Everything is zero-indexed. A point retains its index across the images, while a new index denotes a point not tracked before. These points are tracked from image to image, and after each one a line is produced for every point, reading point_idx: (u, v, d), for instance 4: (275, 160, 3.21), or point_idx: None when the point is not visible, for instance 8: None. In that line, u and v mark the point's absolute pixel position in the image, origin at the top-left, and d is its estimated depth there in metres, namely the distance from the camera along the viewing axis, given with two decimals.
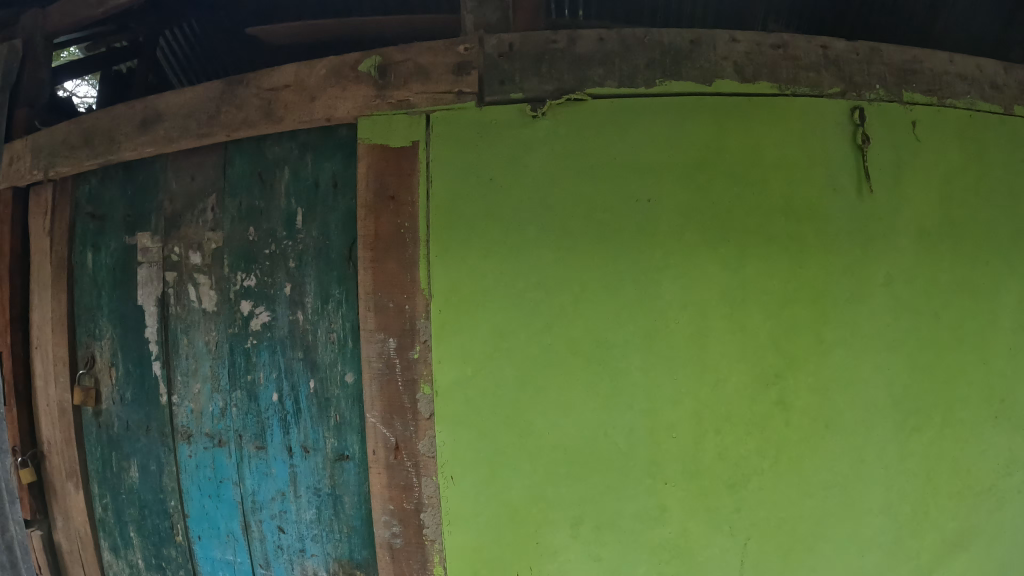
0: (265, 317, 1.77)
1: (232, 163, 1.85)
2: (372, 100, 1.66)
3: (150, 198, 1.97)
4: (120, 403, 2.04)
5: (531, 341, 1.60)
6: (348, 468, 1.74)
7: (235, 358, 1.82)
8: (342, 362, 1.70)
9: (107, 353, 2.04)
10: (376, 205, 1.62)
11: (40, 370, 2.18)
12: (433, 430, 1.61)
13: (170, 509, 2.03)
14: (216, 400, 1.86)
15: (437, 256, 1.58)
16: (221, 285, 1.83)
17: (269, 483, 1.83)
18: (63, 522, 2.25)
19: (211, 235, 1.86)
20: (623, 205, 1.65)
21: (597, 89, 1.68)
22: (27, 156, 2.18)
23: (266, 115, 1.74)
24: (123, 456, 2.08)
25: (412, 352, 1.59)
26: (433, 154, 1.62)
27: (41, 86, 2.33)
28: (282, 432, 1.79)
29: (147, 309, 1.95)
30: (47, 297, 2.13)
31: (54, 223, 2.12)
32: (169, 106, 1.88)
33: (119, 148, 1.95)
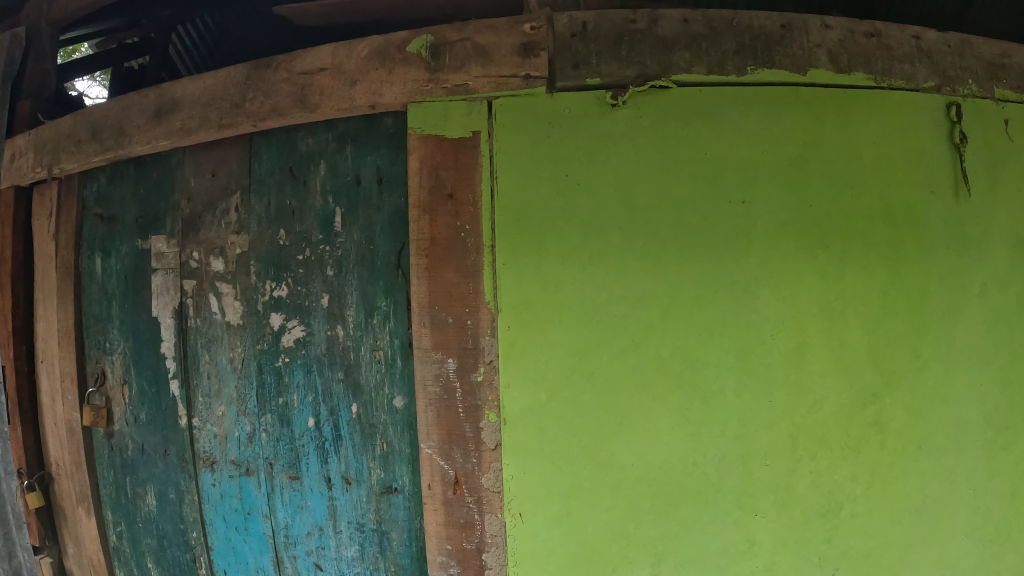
0: (300, 332, 1.50)
1: (259, 157, 1.57)
2: (424, 85, 1.44)
3: (166, 198, 1.67)
4: (134, 425, 1.73)
5: (616, 360, 1.40)
6: (396, 503, 1.50)
7: (264, 378, 1.54)
8: (389, 384, 1.45)
9: (118, 370, 1.74)
10: (431, 203, 1.39)
11: (46, 387, 1.87)
12: (498, 462, 1.41)
13: (191, 541, 1.71)
14: (243, 424, 1.58)
15: (505, 264, 1.37)
16: (247, 295, 1.54)
17: (304, 517, 1.56)
18: (74, 549, 1.92)
19: (235, 238, 1.56)
20: (713, 206, 1.46)
21: (682, 76, 1.48)
22: (30, 152, 1.88)
23: (298, 102, 1.49)
24: (139, 482, 1.75)
25: (475, 375, 1.38)
26: (496, 147, 1.41)
27: (45, 76, 2.10)
28: (319, 461, 1.53)
29: (162, 322, 1.65)
30: (53, 307, 1.82)
31: (60, 226, 1.82)
32: (187, 94, 1.59)
33: (129, 143, 1.66)
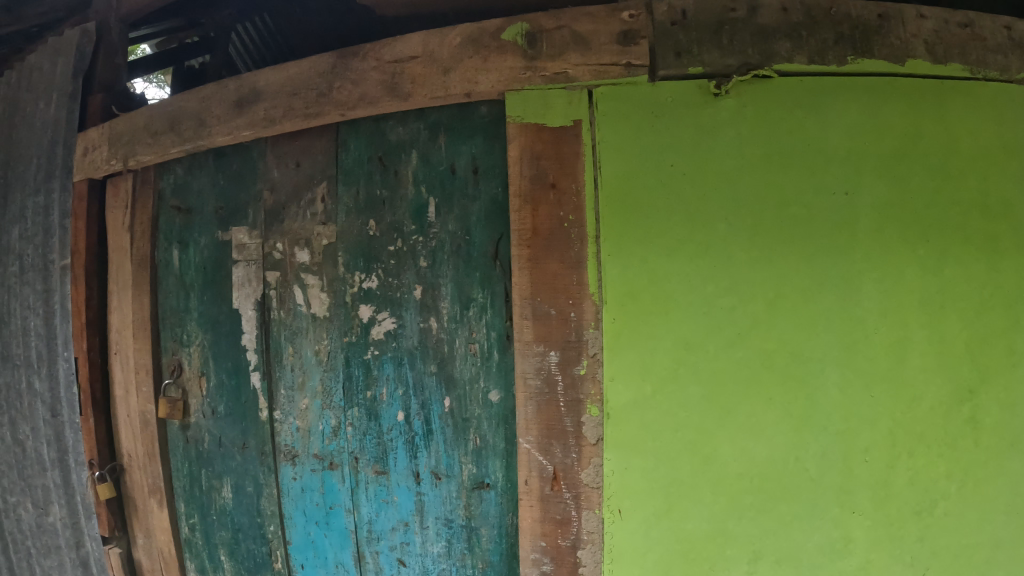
0: (390, 325, 1.45)
1: (346, 147, 1.51)
2: (522, 72, 1.39)
3: (247, 188, 1.60)
4: (211, 417, 1.64)
5: (722, 353, 1.37)
6: (488, 498, 1.45)
7: (352, 370, 1.48)
8: (485, 378, 1.40)
9: (196, 362, 1.64)
10: (532, 194, 1.36)
11: (119, 378, 1.74)
12: (598, 457, 1.38)
13: (268, 534, 1.62)
14: (328, 417, 1.51)
15: (609, 255, 1.34)
16: (335, 286, 1.48)
17: (390, 513, 1.50)
18: (145, 540, 1.77)
19: (321, 229, 1.50)
20: (817, 198, 1.41)
21: (784, 65, 1.43)
22: (105, 144, 1.76)
23: (389, 91, 1.43)
24: (214, 474, 1.66)
25: (577, 368, 1.35)
26: (600, 137, 1.37)
27: (118, 71, 1.93)
28: (407, 456, 1.47)
29: (243, 314, 1.57)
30: (128, 301, 1.71)
31: (135, 217, 1.72)
32: (271, 83, 1.52)
33: (209, 134, 1.57)
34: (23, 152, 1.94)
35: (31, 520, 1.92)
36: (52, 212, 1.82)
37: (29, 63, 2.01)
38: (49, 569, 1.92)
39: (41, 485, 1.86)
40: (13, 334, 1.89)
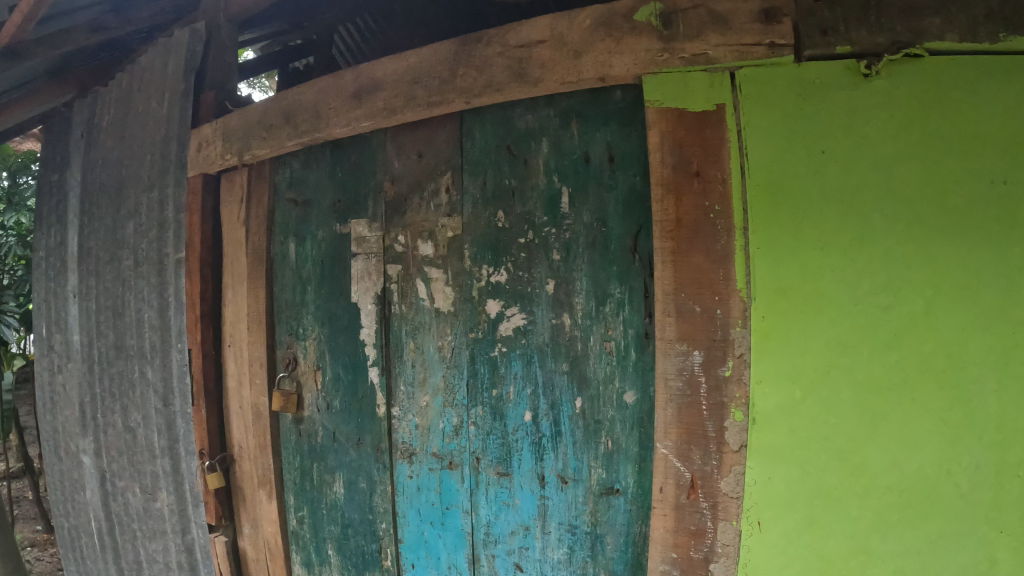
0: (520, 320, 1.25)
1: (471, 137, 1.29)
2: (658, 54, 1.15)
3: (367, 180, 1.40)
4: (325, 412, 1.44)
5: (875, 360, 1.06)
6: (618, 505, 1.23)
7: (476, 367, 1.28)
8: (620, 377, 1.20)
9: (312, 355, 1.45)
10: (675, 182, 1.15)
11: (231, 370, 1.56)
12: (740, 464, 1.12)
13: (378, 531, 1.41)
14: (450, 414, 1.31)
15: (759, 249, 1.10)
16: (460, 280, 1.29)
17: (511, 516, 1.29)
18: (251, 529, 1.56)
19: (446, 220, 1.31)
20: (982, 180, 1.05)
21: (937, 43, 1.09)
22: (217, 140, 1.53)
23: (517, 77, 1.22)
24: (326, 468, 1.45)
25: (722, 368, 1.12)
26: (744, 120, 1.11)
27: (229, 69, 1.64)
28: (533, 458, 1.26)
29: (362, 309, 1.38)
30: (242, 294, 1.53)
31: (249, 212, 1.53)
32: (390, 70, 1.31)
33: (327, 126, 1.36)
34: (134, 149, 1.65)
35: (138, 505, 1.70)
36: (166, 204, 1.55)
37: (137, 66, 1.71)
38: (155, 554, 1.68)
39: (149, 471, 1.64)
40: (127, 324, 1.65)
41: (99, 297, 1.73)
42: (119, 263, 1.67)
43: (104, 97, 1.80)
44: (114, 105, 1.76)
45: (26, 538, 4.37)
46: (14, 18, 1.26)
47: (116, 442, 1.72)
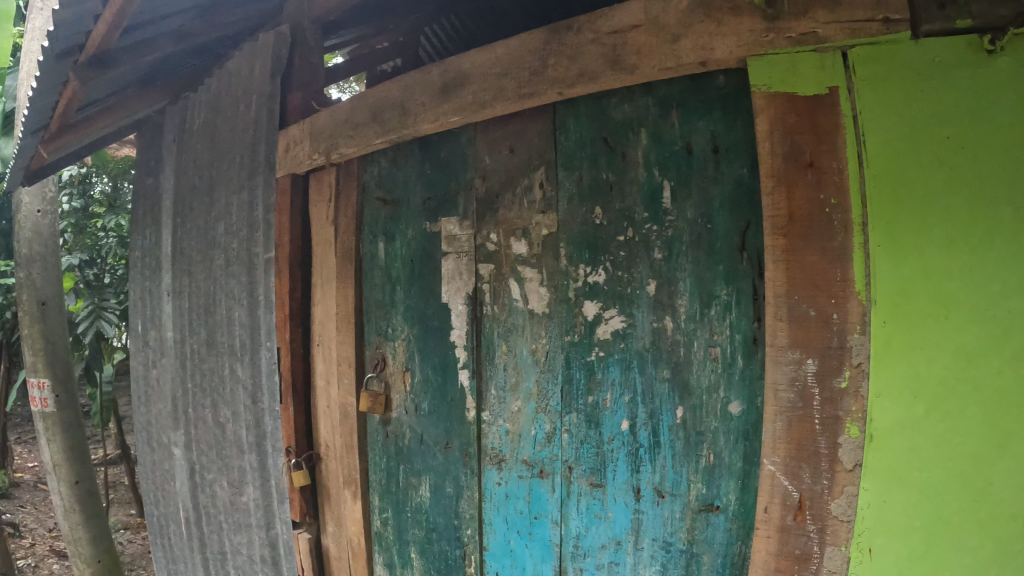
0: (619, 322, 1.17)
1: (565, 129, 1.23)
2: (763, 35, 1.01)
3: (456, 176, 1.35)
4: (413, 415, 1.42)
5: (1011, 375, 0.89)
6: (719, 524, 1.12)
7: (572, 373, 1.21)
8: (726, 387, 1.10)
9: (401, 356, 1.43)
10: (787, 171, 1.01)
11: (320, 369, 1.58)
12: (854, 487, 0.98)
13: (464, 537, 1.36)
14: (542, 421, 1.24)
15: (879, 247, 0.94)
16: (557, 280, 1.23)
17: (602, 530, 1.21)
18: (334, 528, 1.57)
19: (541, 218, 1.24)
20: None
21: None
22: (305, 139, 1.53)
23: (612, 64, 1.13)
24: (413, 471, 1.42)
25: (838, 380, 0.99)
26: (861, 104, 0.96)
27: (316, 72, 1.58)
28: (628, 469, 1.18)
29: (453, 310, 1.34)
30: (331, 293, 1.54)
31: (339, 211, 1.53)
32: (477, 62, 1.26)
33: (416, 122, 1.33)
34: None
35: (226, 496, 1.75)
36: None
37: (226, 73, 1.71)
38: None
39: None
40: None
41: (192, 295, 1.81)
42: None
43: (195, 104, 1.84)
44: (202, 110, 1.67)
45: (120, 520, 4.64)
46: (99, 28, 1.26)
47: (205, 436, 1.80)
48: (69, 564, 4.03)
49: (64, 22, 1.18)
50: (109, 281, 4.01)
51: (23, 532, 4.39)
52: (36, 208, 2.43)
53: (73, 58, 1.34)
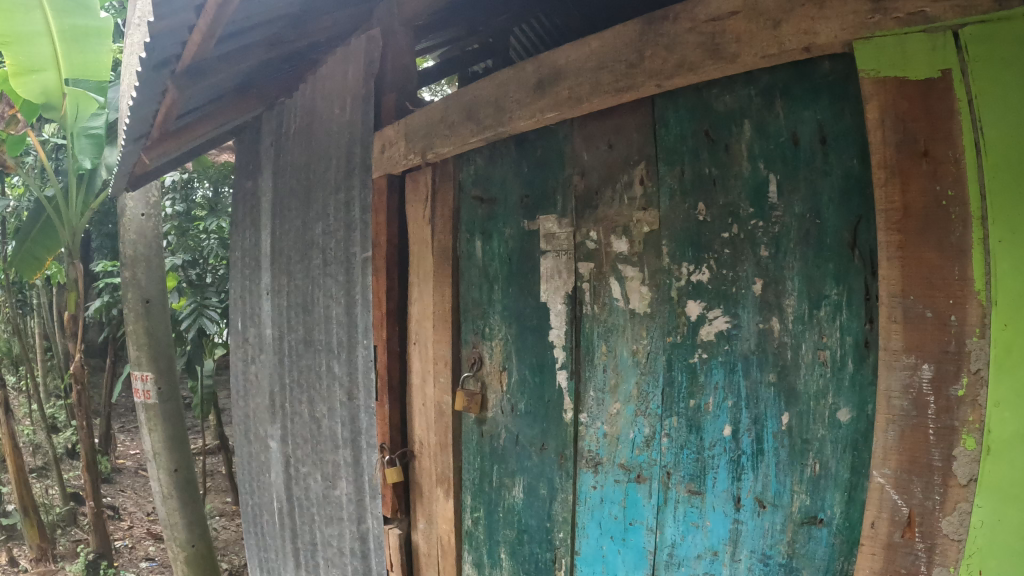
0: (724, 323, 1.08)
1: (664, 122, 1.14)
2: (867, 17, 0.88)
3: (553, 173, 1.29)
4: (510, 414, 1.37)
5: None
6: (822, 539, 1.02)
7: (673, 375, 1.14)
8: (835, 394, 1.00)
9: (497, 356, 1.39)
10: (896, 161, 0.89)
11: (416, 368, 1.55)
12: (968, 503, 0.85)
13: (555, 540, 1.31)
14: (641, 425, 1.17)
15: (1001, 242, 0.81)
16: (657, 279, 1.14)
17: (698, 540, 1.13)
18: (425, 525, 1.55)
19: (641, 215, 1.16)
20: None
21: None
22: (400, 141, 1.49)
23: (712, 54, 1.03)
24: (506, 471, 1.38)
25: (955, 387, 0.85)
26: (976, 85, 0.82)
27: (409, 76, 1.54)
28: (729, 478, 1.10)
29: (553, 309, 1.29)
30: (428, 291, 1.51)
31: (435, 211, 1.49)
32: (572, 59, 1.18)
33: (511, 120, 1.27)
34: (322, 155, 1.72)
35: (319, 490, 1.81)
36: (354, 208, 1.61)
37: (321, 76, 1.72)
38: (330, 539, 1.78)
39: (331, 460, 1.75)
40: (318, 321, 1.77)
41: (291, 294, 1.88)
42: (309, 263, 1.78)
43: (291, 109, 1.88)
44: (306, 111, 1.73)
45: (217, 508, 4.86)
46: (194, 38, 1.30)
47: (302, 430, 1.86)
48: (166, 548, 4.23)
49: (160, 32, 1.23)
50: (210, 282, 4.40)
51: (123, 516, 4.63)
52: (141, 212, 2.65)
53: (171, 68, 1.37)
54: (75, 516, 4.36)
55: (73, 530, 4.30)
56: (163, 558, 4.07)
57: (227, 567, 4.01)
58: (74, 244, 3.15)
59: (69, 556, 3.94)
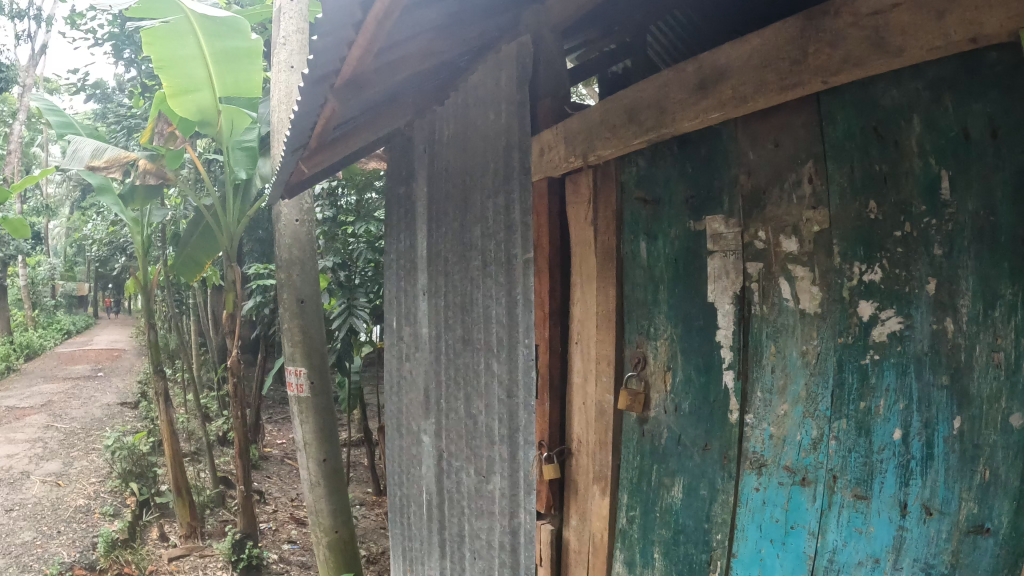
0: (895, 324, 1.04)
1: (832, 119, 1.11)
2: None
3: (719, 173, 1.29)
4: (673, 414, 1.38)
5: None
6: (989, 550, 0.95)
7: (844, 376, 1.10)
8: (1011, 398, 0.92)
9: (662, 356, 1.40)
10: None
11: (577, 366, 1.60)
12: None
13: (712, 542, 1.31)
14: (809, 426, 1.15)
15: None
16: (828, 279, 1.12)
17: (861, 547, 1.10)
18: (577, 521, 1.60)
19: (812, 214, 1.14)
20: None
21: None
22: (560, 143, 1.53)
23: (877, 48, 0.97)
24: (666, 471, 1.39)
25: None
26: None
27: (561, 77, 1.59)
28: (896, 483, 1.05)
29: (720, 310, 1.28)
30: (591, 292, 1.55)
31: (598, 212, 1.52)
32: (733, 57, 1.16)
33: (674, 120, 1.26)
34: (479, 159, 1.78)
35: (471, 484, 1.85)
36: (512, 209, 1.59)
37: (473, 82, 1.79)
38: (478, 532, 1.82)
39: (485, 456, 1.77)
40: (475, 320, 1.82)
41: (448, 294, 1.97)
42: (468, 263, 1.84)
43: (443, 115, 1.97)
44: (467, 115, 1.83)
45: (358, 496, 5.01)
46: (353, 53, 1.37)
47: (457, 425, 1.93)
48: (306, 532, 4.41)
49: (323, 50, 1.34)
50: (359, 283, 4.39)
51: (268, 499, 4.89)
52: (296, 218, 2.82)
53: (328, 82, 1.47)
54: (223, 498, 4.58)
55: (220, 511, 4.51)
56: (303, 542, 4.25)
57: (365, 554, 4.12)
58: (232, 248, 3.34)
59: (216, 536, 4.15)
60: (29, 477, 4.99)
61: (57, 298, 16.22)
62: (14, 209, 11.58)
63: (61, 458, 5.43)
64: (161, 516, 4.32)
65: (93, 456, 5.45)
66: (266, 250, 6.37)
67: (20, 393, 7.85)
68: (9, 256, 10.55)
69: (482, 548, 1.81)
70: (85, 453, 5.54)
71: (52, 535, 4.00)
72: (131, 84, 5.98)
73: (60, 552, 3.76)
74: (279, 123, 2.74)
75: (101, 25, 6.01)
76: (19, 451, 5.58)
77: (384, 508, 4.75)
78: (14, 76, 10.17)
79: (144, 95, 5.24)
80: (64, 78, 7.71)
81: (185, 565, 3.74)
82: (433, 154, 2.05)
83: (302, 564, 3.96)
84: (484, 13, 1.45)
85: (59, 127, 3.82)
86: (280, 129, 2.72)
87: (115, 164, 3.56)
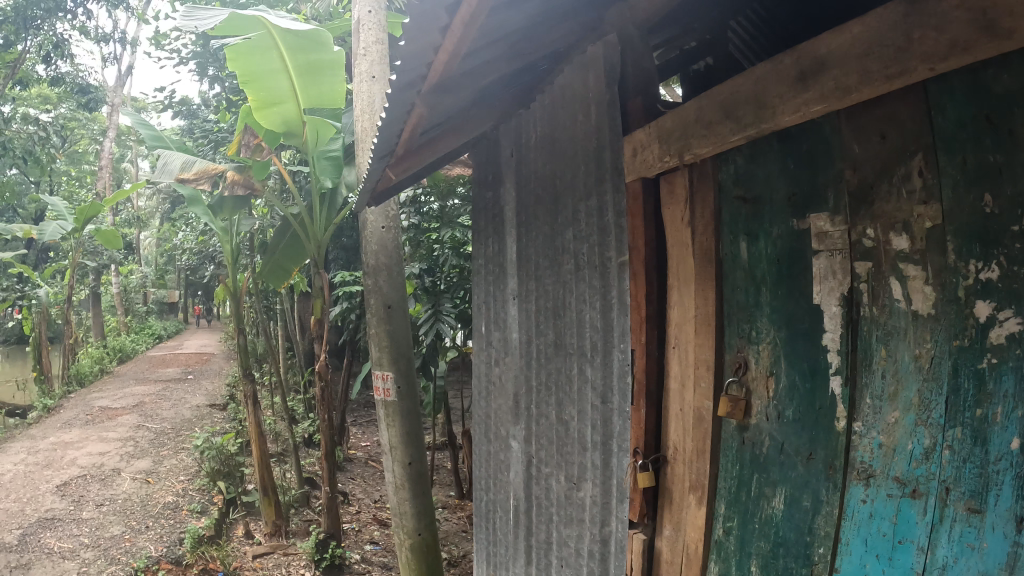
0: (1017, 325, 0.97)
1: (941, 109, 1.06)
2: None
3: (824, 168, 1.25)
4: (775, 421, 1.35)
5: None
6: None
7: (958, 383, 1.05)
8: None
9: (765, 360, 1.37)
10: None
11: (674, 372, 1.57)
12: None
13: (814, 556, 1.27)
14: (921, 435, 1.10)
15: None
16: (942, 278, 1.07)
17: (972, 564, 1.04)
18: (671, 531, 1.59)
19: (923, 209, 1.09)
20: None
21: None
22: (654, 142, 1.52)
23: (989, 30, 0.91)
24: (767, 480, 1.36)
25: None
26: None
27: (650, 75, 1.57)
28: (1016, 497, 0.98)
29: (826, 312, 1.25)
30: (689, 296, 1.53)
31: (695, 212, 1.50)
32: (834, 45, 1.12)
33: (774, 115, 1.23)
34: (570, 161, 1.78)
35: (560, 491, 1.86)
36: (606, 212, 1.59)
37: (560, 84, 1.81)
38: (567, 540, 1.82)
39: (577, 462, 1.77)
40: (568, 324, 1.83)
41: (539, 299, 1.98)
42: (559, 268, 1.85)
43: (531, 118, 1.99)
44: (555, 118, 1.85)
45: (440, 500, 5.06)
46: (438, 57, 1.40)
47: (548, 432, 1.93)
48: (387, 534, 4.49)
49: (409, 57, 1.38)
50: (445, 288, 4.45)
51: (352, 500, 5.02)
52: (381, 224, 2.89)
53: (415, 87, 1.52)
54: (307, 497, 4.74)
55: (304, 511, 4.67)
56: (385, 544, 4.32)
57: (446, 557, 4.16)
58: (318, 256, 3.44)
59: (299, 535, 4.30)
60: (122, 473, 5.29)
61: (146, 305, 17.12)
62: (106, 221, 12.25)
63: (151, 456, 5.72)
64: (245, 514, 4.51)
65: (181, 454, 5.72)
66: (349, 256, 6.55)
67: (114, 393, 8.34)
68: (103, 265, 11.24)
69: (571, 556, 1.81)
70: (174, 451, 5.83)
71: (140, 529, 4.21)
72: (216, 99, 6.28)
73: (149, 546, 3.96)
74: (363, 132, 2.84)
75: (186, 47, 6.39)
76: (112, 448, 5.93)
77: (466, 512, 4.78)
78: (102, 95, 10.78)
79: (229, 109, 5.48)
80: (153, 98, 8.20)
81: (269, 562, 3.91)
82: (521, 159, 2.07)
83: (383, 565, 4.03)
84: (568, 12, 1.44)
85: (150, 141, 4.04)
86: (366, 138, 2.82)
87: (203, 176, 3.70)
